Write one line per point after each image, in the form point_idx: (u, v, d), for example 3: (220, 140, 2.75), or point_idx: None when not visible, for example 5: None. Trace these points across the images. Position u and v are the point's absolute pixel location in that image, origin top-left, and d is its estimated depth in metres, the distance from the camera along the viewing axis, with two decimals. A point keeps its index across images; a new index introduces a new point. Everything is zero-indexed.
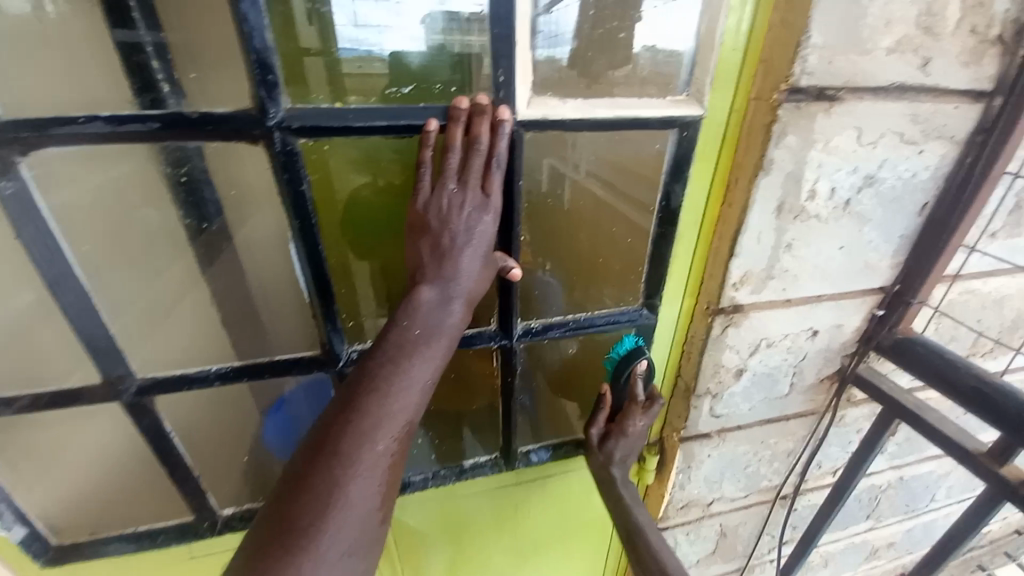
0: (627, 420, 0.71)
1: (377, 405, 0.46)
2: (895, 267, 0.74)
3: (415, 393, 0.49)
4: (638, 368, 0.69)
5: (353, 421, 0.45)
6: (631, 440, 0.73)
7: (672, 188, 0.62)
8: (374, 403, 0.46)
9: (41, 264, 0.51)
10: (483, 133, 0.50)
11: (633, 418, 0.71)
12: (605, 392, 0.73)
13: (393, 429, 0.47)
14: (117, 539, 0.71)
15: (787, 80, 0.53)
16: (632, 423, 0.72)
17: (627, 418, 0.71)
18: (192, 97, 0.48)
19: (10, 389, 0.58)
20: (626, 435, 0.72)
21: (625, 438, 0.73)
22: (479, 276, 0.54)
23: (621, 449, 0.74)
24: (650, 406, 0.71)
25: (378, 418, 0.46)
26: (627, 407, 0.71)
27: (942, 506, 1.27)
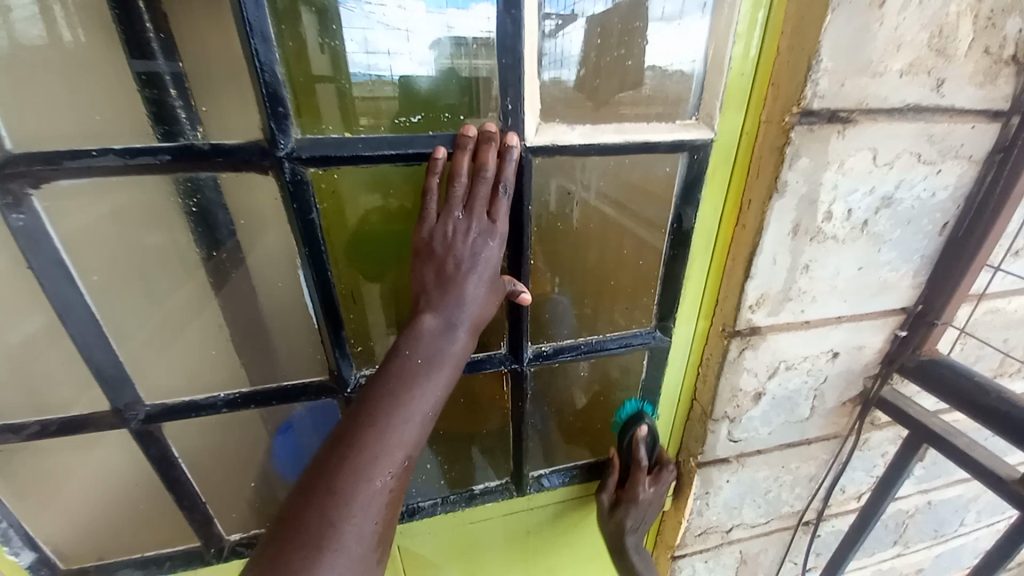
0: (636, 487, 0.74)
1: (377, 437, 0.45)
2: (916, 287, 0.71)
3: (417, 424, 0.47)
4: (638, 433, 0.71)
5: (352, 453, 0.44)
6: (642, 505, 0.75)
7: (684, 210, 0.61)
8: (374, 434, 0.45)
9: (52, 294, 0.52)
10: (489, 161, 0.50)
11: (641, 483, 0.75)
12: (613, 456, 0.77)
13: (393, 463, 0.45)
14: (125, 565, 0.71)
15: (799, 103, 0.52)
16: (640, 489, 0.74)
17: (634, 485, 0.74)
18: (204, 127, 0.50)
19: (24, 416, 0.59)
20: (636, 501, 0.75)
21: (635, 504, 0.75)
22: (485, 301, 0.53)
23: (634, 517, 0.76)
24: (659, 474, 0.76)
25: (378, 451, 0.45)
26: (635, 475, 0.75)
27: (973, 532, 1.21)
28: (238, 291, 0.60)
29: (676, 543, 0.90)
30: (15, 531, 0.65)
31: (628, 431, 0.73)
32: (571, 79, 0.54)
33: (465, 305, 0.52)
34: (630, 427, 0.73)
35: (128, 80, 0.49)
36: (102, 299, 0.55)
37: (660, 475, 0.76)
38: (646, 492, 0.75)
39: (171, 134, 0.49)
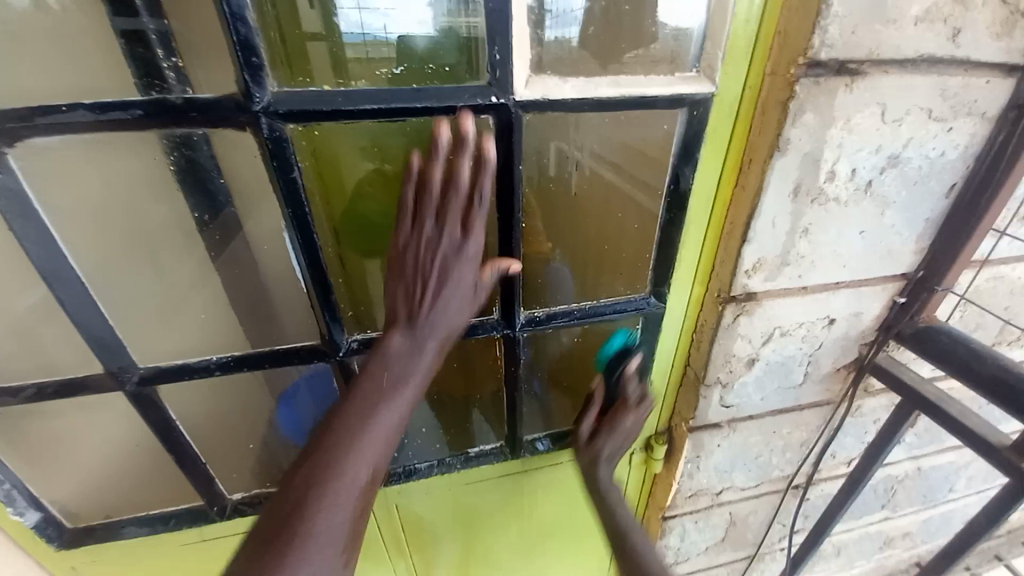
0: (620, 415, 0.71)
1: (345, 452, 0.49)
2: (919, 252, 0.70)
3: (384, 437, 0.51)
4: (630, 365, 0.70)
5: (320, 467, 0.48)
6: (621, 433, 0.71)
7: (682, 171, 0.59)
8: (342, 450, 0.49)
9: (36, 256, 0.51)
10: (463, 171, 0.48)
11: (624, 415, 0.71)
12: (595, 389, 0.73)
13: (361, 473, 0.49)
14: (129, 523, 0.73)
15: (805, 54, 0.50)
16: (624, 418, 0.70)
17: (619, 410, 0.71)
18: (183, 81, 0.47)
19: (18, 378, 0.59)
20: (616, 428, 0.71)
21: (614, 430, 0.71)
22: (454, 314, 0.55)
23: (610, 446, 0.71)
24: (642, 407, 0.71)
25: (346, 466, 0.48)
26: (619, 405, 0.71)
27: (961, 497, 1.23)
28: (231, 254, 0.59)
29: (667, 504, 0.92)
30: (19, 492, 0.66)
31: (620, 365, 0.71)
32: (574, 37, 0.51)
33: (434, 321, 0.54)
34: (621, 360, 0.71)
35: (111, 39, 0.46)
36: (89, 262, 0.55)
37: (643, 406, 0.71)
38: (629, 422, 0.70)
39: (153, 87, 0.47)
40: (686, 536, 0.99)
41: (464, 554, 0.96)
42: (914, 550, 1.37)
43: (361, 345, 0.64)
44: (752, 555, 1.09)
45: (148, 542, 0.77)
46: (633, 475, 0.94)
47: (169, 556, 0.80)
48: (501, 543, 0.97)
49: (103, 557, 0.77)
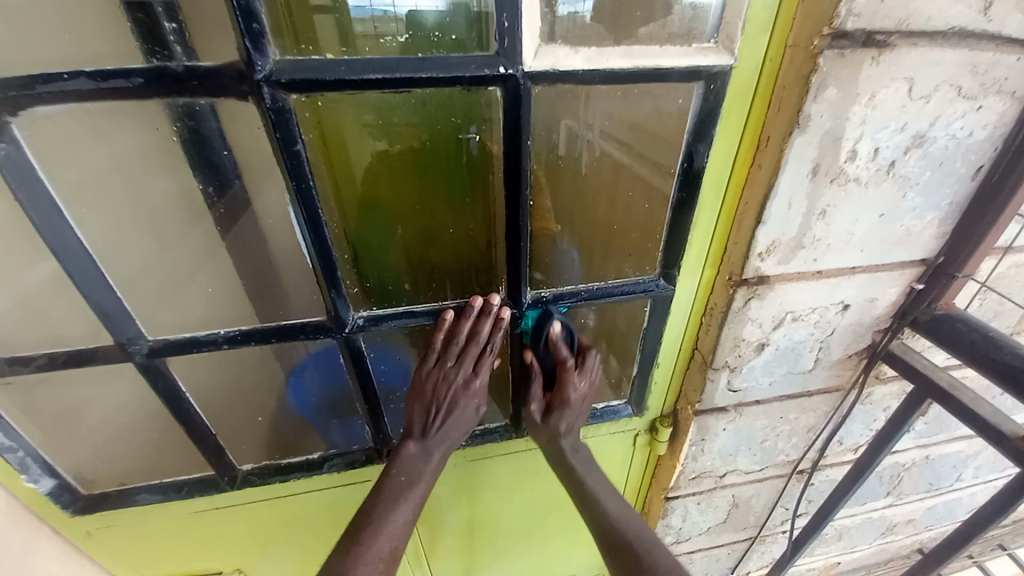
0: (566, 387, 0.68)
1: (372, 534, 0.61)
2: (940, 237, 0.67)
3: (402, 525, 0.63)
4: (553, 330, 0.66)
5: (355, 546, 0.60)
6: (575, 404, 0.71)
7: (695, 149, 0.57)
8: (371, 531, 0.61)
9: (42, 228, 0.51)
10: (484, 329, 0.63)
11: (571, 382, 0.68)
12: (532, 362, 0.70)
13: (384, 549, 0.61)
14: (144, 490, 0.75)
15: (831, 24, 0.47)
16: (570, 387, 0.68)
17: (562, 382, 0.68)
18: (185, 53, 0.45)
19: (31, 348, 0.60)
20: (568, 404, 0.70)
21: (568, 405, 0.70)
22: (456, 434, 0.68)
23: (566, 420, 0.72)
24: (584, 363, 0.69)
25: (374, 541, 0.61)
26: (561, 375, 0.68)
27: (968, 486, 1.22)
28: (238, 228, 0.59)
29: (670, 485, 0.92)
30: (33, 460, 0.68)
31: (542, 332, 0.67)
32: (588, 11, 0.49)
33: (445, 434, 0.67)
34: (542, 326, 0.67)
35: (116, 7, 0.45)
36: (96, 235, 0.54)
37: (587, 364, 0.69)
38: (576, 390, 0.69)
39: (158, 57, 0.45)
40: (687, 517, 1.00)
41: (468, 529, 0.98)
42: (917, 536, 1.37)
43: (367, 323, 0.64)
44: (753, 537, 1.09)
45: (161, 509, 0.79)
46: (637, 456, 0.94)
47: (182, 523, 0.82)
48: (505, 518, 0.98)
49: (119, 523, 0.79)
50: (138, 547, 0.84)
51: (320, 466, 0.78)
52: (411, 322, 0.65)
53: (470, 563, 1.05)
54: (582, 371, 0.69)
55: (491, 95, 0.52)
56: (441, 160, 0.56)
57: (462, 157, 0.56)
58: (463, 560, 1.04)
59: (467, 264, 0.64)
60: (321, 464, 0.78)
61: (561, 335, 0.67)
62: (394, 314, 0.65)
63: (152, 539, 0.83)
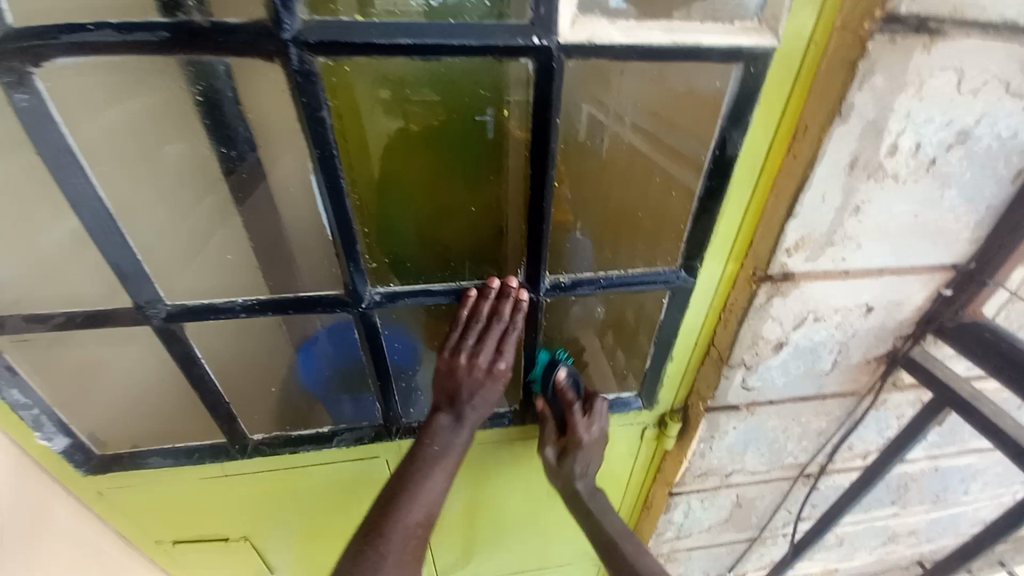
0: (575, 430, 0.73)
1: (407, 503, 0.63)
2: (975, 241, 0.65)
3: (434, 496, 0.64)
4: (558, 377, 0.72)
5: (392, 512, 0.62)
6: (588, 446, 0.75)
7: (730, 134, 0.54)
8: (406, 500, 0.63)
9: (63, 183, 0.51)
10: (506, 309, 0.63)
11: (579, 425, 0.73)
12: (543, 410, 0.77)
13: (418, 519, 0.63)
14: (154, 454, 0.76)
15: (883, 7, 0.45)
16: (579, 429, 0.74)
17: (572, 427, 0.73)
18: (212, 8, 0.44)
19: (49, 306, 0.60)
20: (580, 446, 0.75)
21: (582, 447, 0.75)
22: (484, 409, 0.68)
23: (580, 463, 0.77)
24: (591, 407, 0.75)
25: (406, 511, 0.62)
26: (570, 419, 0.73)
27: (975, 500, 1.21)
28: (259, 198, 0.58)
29: (675, 480, 0.92)
30: (47, 418, 0.69)
31: (549, 380, 0.73)
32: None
33: (473, 410, 0.67)
34: (549, 375, 0.73)
35: None
36: (116, 193, 0.54)
37: (593, 407, 0.75)
38: (586, 433, 0.74)
39: (173, 6, 0.44)
40: (690, 513, 0.99)
41: (469, 512, 0.98)
42: (918, 548, 1.35)
43: (384, 299, 0.63)
44: (754, 538, 1.08)
45: (170, 474, 0.80)
46: (643, 450, 0.93)
47: (191, 488, 0.83)
48: (507, 503, 0.99)
49: (128, 484, 0.80)
50: (145, 510, 0.85)
51: (330, 439, 0.79)
52: (428, 300, 0.64)
53: (469, 546, 1.05)
54: (590, 414, 0.74)
55: (521, 69, 0.50)
56: (458, 140, 0.55)
57: (479, 139, 0.55)
58: (462, 543, 1.04)
59: (486, 244, 0.63)
60: (332, 437, 0.79)
61: (568, 381, 0.73)
62: (412, 292, 0.64)
63: (160, 502, 0.84)
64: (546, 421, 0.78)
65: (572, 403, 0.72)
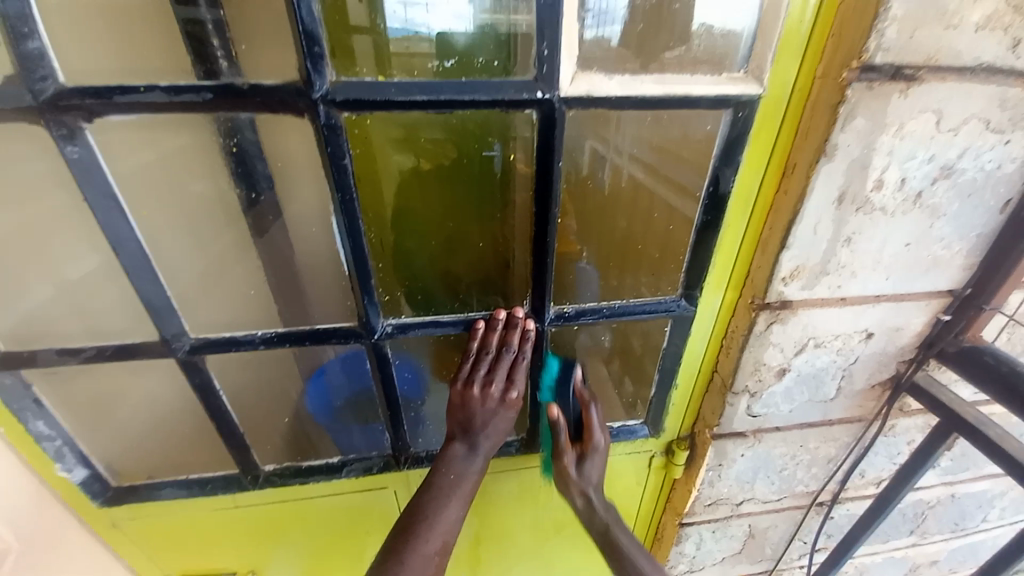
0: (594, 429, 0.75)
1: (425, 530, 0.64)
2: (968, 268, 0.67)
3: (450, 525, 0.65)
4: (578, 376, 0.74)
5: (409, 540, 0.63)
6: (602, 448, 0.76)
7: (722, 171, 0.58)
8: (424, 529, 0.64)
9: (103, 226, 0.55)
10: (513, 339, 0.66)
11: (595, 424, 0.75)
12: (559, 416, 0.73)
13: (434, 550, 0.63)
14: (169, 485, 0.78)
15: (860, 57, 0.49)
16: (595, 429, 0.74)
17: (588, 426, 0.74)
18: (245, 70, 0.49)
19: (80, 340, 0.63)
20: (597, 450, 0.75)
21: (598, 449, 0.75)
22: (498, 436, 0.69)
23: (596, 468, 0.76)
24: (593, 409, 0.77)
25: (421, 541, 0.63)
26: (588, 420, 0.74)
27: (994, 528, 1.18)
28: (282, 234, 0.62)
29: (684, 510, 0.91)
30: (70, 449, 0.71)
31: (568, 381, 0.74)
32: (614, 36, 0.52)
33: (487, 439, 0.68)
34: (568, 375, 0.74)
35: (173, 26, 0.50)
36: (151, 234, 0.58)
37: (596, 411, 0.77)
38: (601, 433, 0.75)
39: (209, 72, 0.49)
40: (701, 544, 0.98)
41: (478, 543, 0.98)
42: None
43: (395, 330, 0.66)
44: (769, 570, 1.06)
45: (183, 505, 0.81)
46: (651, 479, 0.93)
47: (203, 520, 0.84)
48: (515, 534, 0.98)
49: (142, 516, 0.81)
50: (157, 542, 0.86)
51: (340, 470, 0.80)
52: (437, 331, 0.67)
53: None
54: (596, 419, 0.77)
55: (526, 117, 0.54)
56: (466, 175, 0.59)
57: (486, 175, 0.59)
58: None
59: (494, 275, 0.66)
60: (342, 468, 0.80)
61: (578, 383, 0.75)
62: (422, 323, 0.66)
63: (172, 534, 0.85)
64: (559, 428, 0.75)
65: (589, 402, 0.74)
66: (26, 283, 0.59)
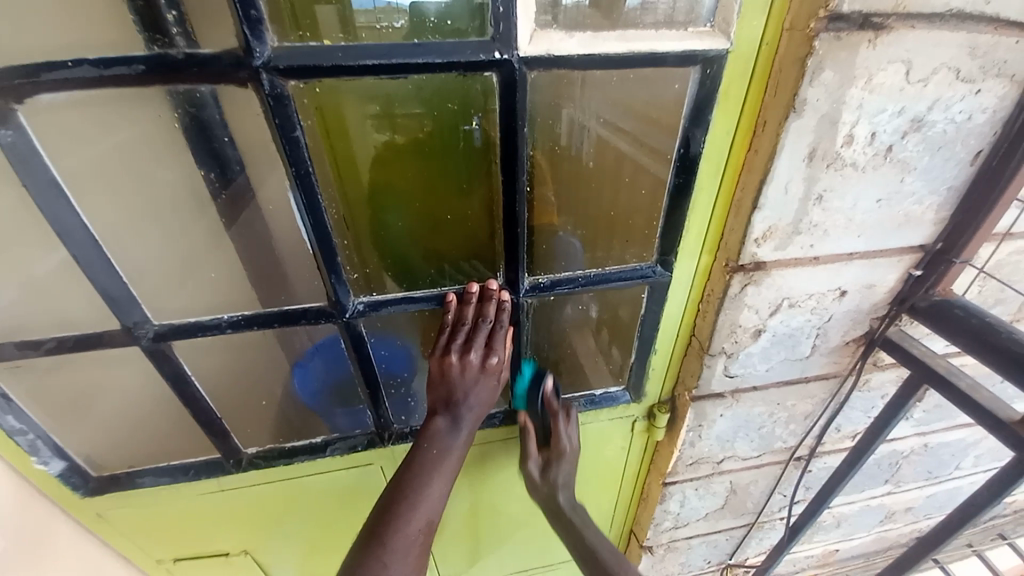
0: (559, 439, 0.78)
1: (409, 509, 0.64)
2: (939, 223, 0.67)
3: (435, 500, 0.66)
4: (547, 389, 0.77)
5: (394, 520, 0.63)
6: (569, 455, 0.79)
7: (692, 133, 0.57)
8: (406, 507, 0.64)
9: (49, 215, 0.52)
10: (488, 312, 0.65)
11: (562, 433, 0.78)
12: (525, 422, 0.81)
13: (417, 527, 0.64)
14: (152, 473, 0.77)
15: (827, 6, 0.47)
16: (562, 437, 0.78)
17: (554, 436, 0.78)
18: (199, 40, 0.46)
19: (40, 333, 0.61)
20: (563, 455, 0.79)
21: (563, 456, 0.79)
22: (481, 408, 0.68)
23: (563, 472, 0.80)
24: (570, 418, 0.79)
25: (403, 521, 0.63)
26: (553, 426, 0.78)
27: (968, 474, 1.23)
28: (251, 215, 0.60)
29: (667, 470, 0.93)
30: (44, 442, 0.70)
31: (537, 392, 0.77)
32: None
33: (470, 411, 0.68)
34: (535, 389, 0.77)
35: None
36: (105, 224, 0.56)
37: (571, 416, 0.79)
38: (568, 440, 0.78)
39: (159, 43, 0.46)
40: (685, 502, 1.01)
41: (470, 512, 1.00)
42: (916, 524, 1.38)
43: (367, 308, 0.65)
44: (751, 523, 1.11)
45: (169, 491, 0.81)
46: (635, 442, 0.95)
47: (190, 504, 0.84)
48: (505, 501, 1.00)
49: (128, 504, 0.81)
50: (146, 527, 0.86)
51: (325, 449, 0.80)
52: (411, 307, 0.66)
53: (470, 545, 1.07)
54: (569, 428, 0.79)
55: (486, 81, 0.52)
56: (444, 150, 0.57)
57: (463, 145, 0.57)
58: (463, 544, 1.06)
59: (472, 249, 0.65)
60: (326, 447, 0.80)
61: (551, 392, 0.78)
62: (394, 301, 0.65)
63: (162, 519, 0.86)
64: (527, 434, 0.82)
65: (557, 413, 0.78)
66: None
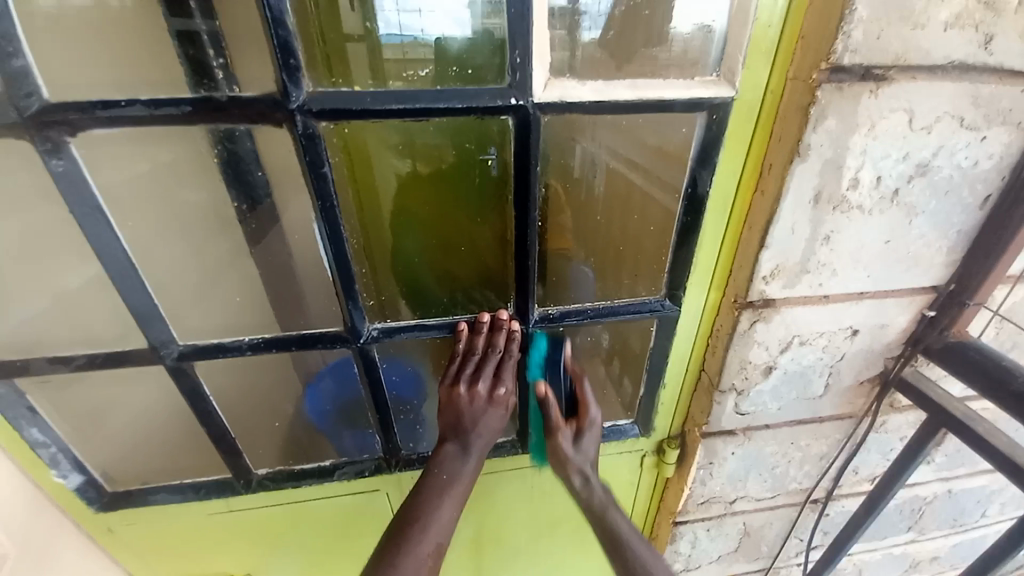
0: (586, 403, 0.73)
1: (418, 533, 0.64)
2: (950, 265, 0.68)
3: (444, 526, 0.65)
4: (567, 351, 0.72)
5: (404, 545, 0.63)
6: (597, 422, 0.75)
7: (700, 174, 0.59)
8: (416, 532, 0.63)
9: (91, 239, 0.56)
10: (499, 341, 0.66)
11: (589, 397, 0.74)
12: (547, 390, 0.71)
13: (427, 552, 0.63)
14: (164, 490, 0.79)
15: (828, 59, 0.50)
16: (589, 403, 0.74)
17: (583, 401, 0.73)
18: (243, 83, 0.50)
19: (71, 349, 0.64)
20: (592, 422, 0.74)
21: (593, 423, 0.74)
22: (491, 434, 0.69)
23: (592, 442, 0.74)
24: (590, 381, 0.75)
25: (412, 545, 0.63)
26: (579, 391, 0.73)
27: (995, 523, 1.17)
28: (274, 242, 0.63)
29: (677, 509, 0.91)
30: (64, 455, 0.72)
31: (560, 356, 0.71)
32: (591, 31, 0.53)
33: (479, 438, 0.68)
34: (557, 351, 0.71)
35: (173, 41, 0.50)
36: (140, 246, 0.60)
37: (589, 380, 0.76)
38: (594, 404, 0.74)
39: (205, 84, 0.50)
40: (696, 543, 0.98)
41: (475, 544, 0.98)
42: None
43: (381, 334, 0.66)
44: (766, 568, 1.06)
45: (179, 509, 0.82)
46: (644, 478, 0.94)
47: (197, 523, 0.85)
48: (511, 534, 0.98)
49: (138, 521, 0.82)
50: (155, 544, 0.87)
51: (333, 472, 0.81)
52: (424, 334, 0.68)
53: None
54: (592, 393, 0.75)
55: (503, 123, 0.55)
56: (461, 179, 0.60)
57: (478, 179, 0.60)
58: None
59: (484, 277, 0.67)
60: (334, 470, 0.81)
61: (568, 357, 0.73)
62: (407, 327, 0.67)
63: (168, 538, 0.86)
64: (549, 405, 0.72)
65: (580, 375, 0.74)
66: (16, 296, 0.60)
